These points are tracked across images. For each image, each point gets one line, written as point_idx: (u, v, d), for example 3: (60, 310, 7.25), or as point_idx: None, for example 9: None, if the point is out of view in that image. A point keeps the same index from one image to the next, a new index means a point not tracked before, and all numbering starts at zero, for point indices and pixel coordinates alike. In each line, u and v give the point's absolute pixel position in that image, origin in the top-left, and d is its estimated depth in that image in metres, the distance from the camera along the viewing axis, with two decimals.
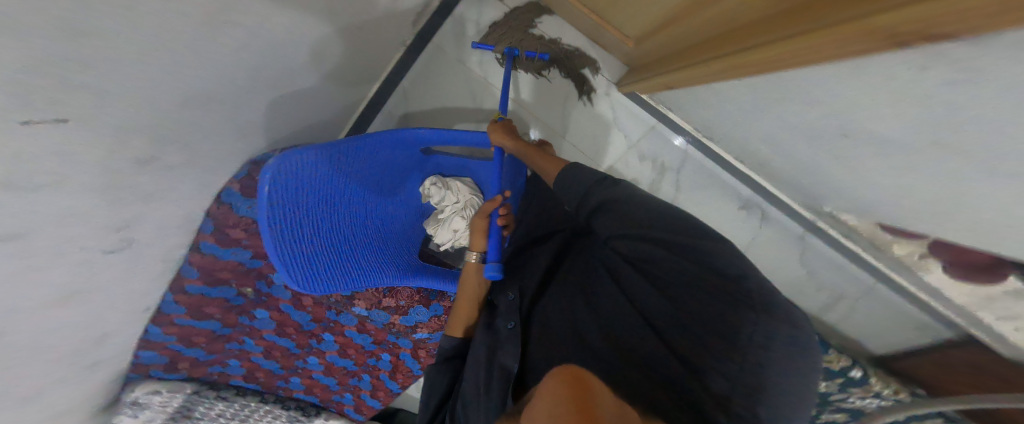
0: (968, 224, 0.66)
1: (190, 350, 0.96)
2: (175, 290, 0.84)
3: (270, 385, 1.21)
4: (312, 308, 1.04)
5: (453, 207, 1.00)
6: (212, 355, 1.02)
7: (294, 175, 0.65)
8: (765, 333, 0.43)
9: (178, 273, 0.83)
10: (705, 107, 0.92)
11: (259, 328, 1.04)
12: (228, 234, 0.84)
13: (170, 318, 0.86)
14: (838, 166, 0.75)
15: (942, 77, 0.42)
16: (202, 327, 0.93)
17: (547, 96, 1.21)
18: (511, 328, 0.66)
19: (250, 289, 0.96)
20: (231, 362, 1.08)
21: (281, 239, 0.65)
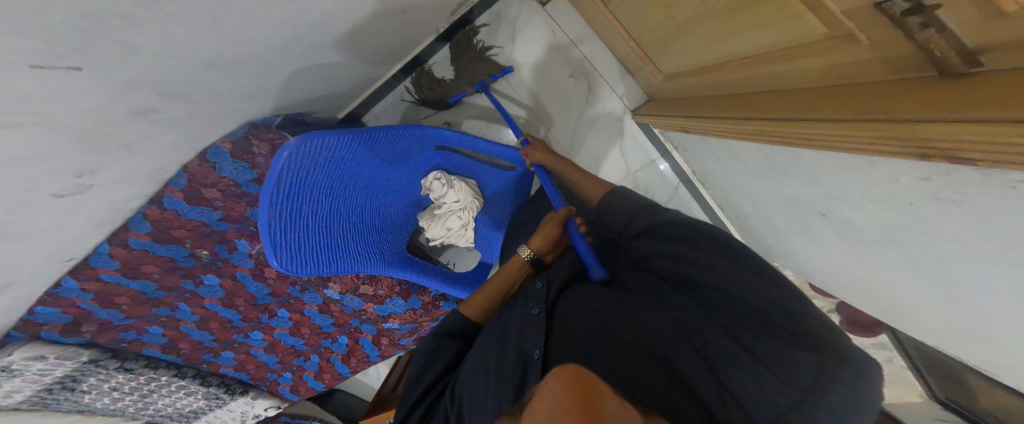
0: (879, 304, 0.83)
1: (107, 311, 0.77)
2: (115, 243, 0.69)
3: (194, 358, 1.03)
4: (274, 280, 0.97)
5: (452, 206, 0.95)
6: (130, 319, 0.83)
7: (310, 156, 0.63)
8: (821, 380, 0.39)
9: (125, 224, 0.70)
10: (713, 156, 1.00)
11: (202, 296, 0.89)
12: (200, 193, 0.76)
13: (95, 272, 0.69)
14: (804, 238, 0.88)
15: (935, 192, 0.52)
16: (130, 287, 0.76)
17: (563, 107, 1.22)
18: (535, 314, 0.56)
19: (206, 252, 0.83)
20: (151, 330, 0.89)
21: (278, 215, 0.64)
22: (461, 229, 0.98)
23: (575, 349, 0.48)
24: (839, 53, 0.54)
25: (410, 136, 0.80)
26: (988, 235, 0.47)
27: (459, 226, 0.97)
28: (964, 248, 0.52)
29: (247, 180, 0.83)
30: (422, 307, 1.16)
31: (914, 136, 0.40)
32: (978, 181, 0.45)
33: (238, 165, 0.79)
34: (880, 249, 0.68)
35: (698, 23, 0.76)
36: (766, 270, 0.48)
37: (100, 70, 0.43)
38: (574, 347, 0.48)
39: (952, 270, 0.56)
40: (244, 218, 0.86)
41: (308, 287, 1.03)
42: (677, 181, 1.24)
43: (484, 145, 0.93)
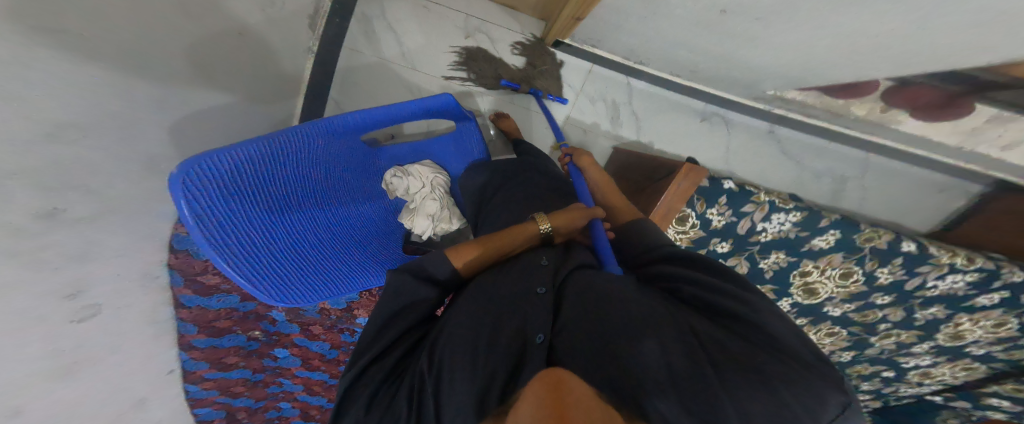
0: (894, 59, 0.64)
1: (239, 399, 1.09)
2: (186, 348, 0.89)
3: (329, 420, 1.33)
4: (325, 334, 1.14)
5: (420, 192, 1.03)
6: (262, 400, 1.15)
7: (225, 183, 0.56)
8: (783, 398, 0.40)
9: (177, 332, 0.85)
10: (616, 30, 0.91)
11: (287, 366, 1.13)
12: (202, 282, 0.82)
13: (198, 374, 0.95)
14: (750, 48, 0.74)
15: None
16: (233, 377, 1.03)
17: (479, 65, 1.19)
18: (541, 292, 0.61)
19: (259, 332, 1.00)
20: (282, 405, 1.21)
21: (239, 263, 0.59)
22: (440, 209, 1.04)
23: (580, 346, 0.51)
24: None
25: (320, 132, 0.75)
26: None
27: (437, 205, 1.03)
28: None
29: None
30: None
31: None
32: None
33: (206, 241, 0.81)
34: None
35: None
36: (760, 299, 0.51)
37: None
38: (581, 342, 0.51)
39: None
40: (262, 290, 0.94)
41: (354, 328, 1.16)
42: (625, 76, 1.18)
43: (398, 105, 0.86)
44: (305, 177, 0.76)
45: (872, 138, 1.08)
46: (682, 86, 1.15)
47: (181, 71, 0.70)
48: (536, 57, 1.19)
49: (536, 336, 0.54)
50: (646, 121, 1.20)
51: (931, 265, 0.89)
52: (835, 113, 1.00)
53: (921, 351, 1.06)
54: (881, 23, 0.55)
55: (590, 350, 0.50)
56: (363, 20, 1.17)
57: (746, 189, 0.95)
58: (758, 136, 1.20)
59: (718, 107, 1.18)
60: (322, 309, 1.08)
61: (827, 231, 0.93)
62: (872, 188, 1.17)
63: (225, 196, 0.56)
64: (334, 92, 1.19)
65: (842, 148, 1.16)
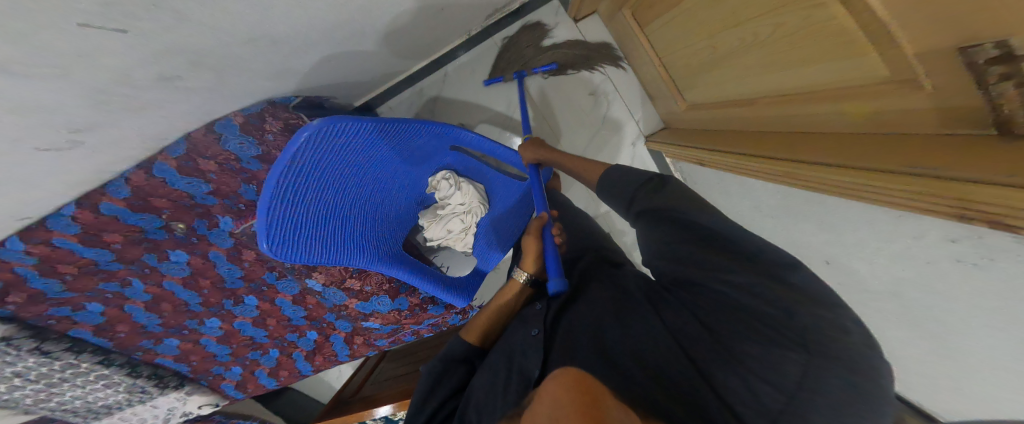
0: None
1: (45, 281, 0.70)
2: (83, 205, 0.67)
3: (128, 345, 0.90)
4: (250, 263, 0.91)
5: (456, 208, 0.93)
6: (69, 293, 0.74)
7: (327, 141, 0.63)
8: (802, 373, 0.35)
9: (101, 187, 0.68)
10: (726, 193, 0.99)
11: (163, 273, 0.82)
12: (196, 163, 0.74)
13: (49, 235, 0.66)
14: None
15: (955, 253, 0.51)
16: (83, 255, 0.71)
17: (572, 111, 1.19)
18: (533, 334, 0.56)
19: (181, 227, 0.79)
20: (89, 307, 0.79)
21: (282, 197, 0.61)
22: (463, 232, 0.97)
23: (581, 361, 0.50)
24: (889, 98, 0.48)
25: (427, 131, 0.80)
26: (994, 300, 0.48)
27: (464, 226, 0.95)
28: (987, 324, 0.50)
29: (250, 156, 0.80)
30: (410, 309, 1.08)
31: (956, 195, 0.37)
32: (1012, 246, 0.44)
33: (244, 139, 0.77)
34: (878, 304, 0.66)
35: (741, 54, 0.71)
36: (761, 247, 0.43)
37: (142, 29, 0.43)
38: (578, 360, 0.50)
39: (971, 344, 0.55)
40: (235, 195, 0.83)
41: (287, 274, 0.96)
42: None
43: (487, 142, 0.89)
44: (379, 168, 0.80)
45: None
46: None
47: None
48: (514, 47, 1.11)
49: (534, 373, 0.51)
50: None
51: None
52: None
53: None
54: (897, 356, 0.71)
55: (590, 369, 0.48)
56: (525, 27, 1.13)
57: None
58: None
59: None
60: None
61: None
62: None
63: (308, 168, 0.63)
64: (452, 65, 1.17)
65: None
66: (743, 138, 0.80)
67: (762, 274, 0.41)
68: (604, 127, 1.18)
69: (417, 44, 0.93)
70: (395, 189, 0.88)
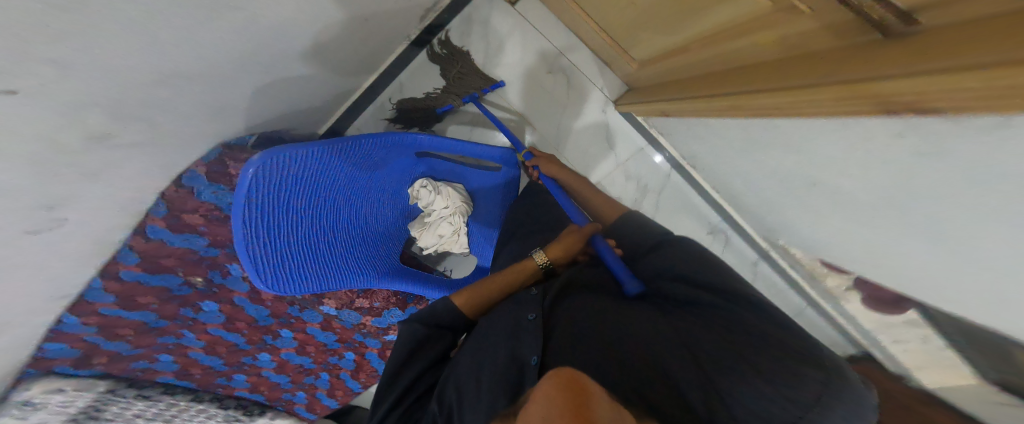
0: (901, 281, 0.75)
1: (114, 343, 0.82)
2: (105, 276, 0.72)
3: (207, 383, 1.07)
4: (272, 302, 1.02)
5: (440, 212, 0.98)
6: (140, 349, 0.88)
7: (279, 171, 0.67)
8: (793, 381, 0.44)
9: (113, 257, 0.72)
10: (696, 137, 0.95)
11: (204, 322, 0.94)
12: (182, 219, 0.79)
13: (94, 306, 0.73)
14: (801, 210, 0.82)
15: (913, 149, 0.47)
16: (130, 318, 0.81)
17: (544, 103, 1.21)
18: (532, 319, 0.60)
19: (200, 279, 0.88)
20: (161, 357, 0.94)
21: (254, 237, 0.67)
22: (455, 233, 1.01)
23: (576, 350, 0.53)
24: (779, 22, 0.50)
25: (379, 144, 0.83)
26: (966, 183, 0.43)
27: (453, 228, 1.00)
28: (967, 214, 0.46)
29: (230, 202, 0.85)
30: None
31: (868, 93, 0.38)
32: (952, 130, 0.40)
33: (217, 188, 0.81)
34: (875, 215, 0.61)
35: (654, 7, 0.72)
36: (756, 294, 0.56)
37: (72, 125, 0.48)
38: (573, 347, 0.54)
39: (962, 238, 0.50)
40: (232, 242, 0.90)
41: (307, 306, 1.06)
42: (670, 169, 1.24)
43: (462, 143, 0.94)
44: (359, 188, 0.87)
45: (819, 303, 1.29)
46: (707, 199, 1.24)
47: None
48: (447, 61, 1.12)
49: (529, 359, 0.55)
50: (663, 215, 1.27)
51: None
52: (813, 274, 1.17)
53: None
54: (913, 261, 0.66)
55: (589, 360, 0.51)
56: (466, 21, 1.16)
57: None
58: (742, 263, 1.33)
59: (727, 226, 1.27)
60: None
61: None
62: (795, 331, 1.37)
63: (271, 206, 0.69)
64: (404, 74, 1.19)
65: (793, 297, 1.34)
66: (688, 85, 0.82)
67: (745, 302, 0.55)
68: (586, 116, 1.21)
69: (348, 58, 0.96)
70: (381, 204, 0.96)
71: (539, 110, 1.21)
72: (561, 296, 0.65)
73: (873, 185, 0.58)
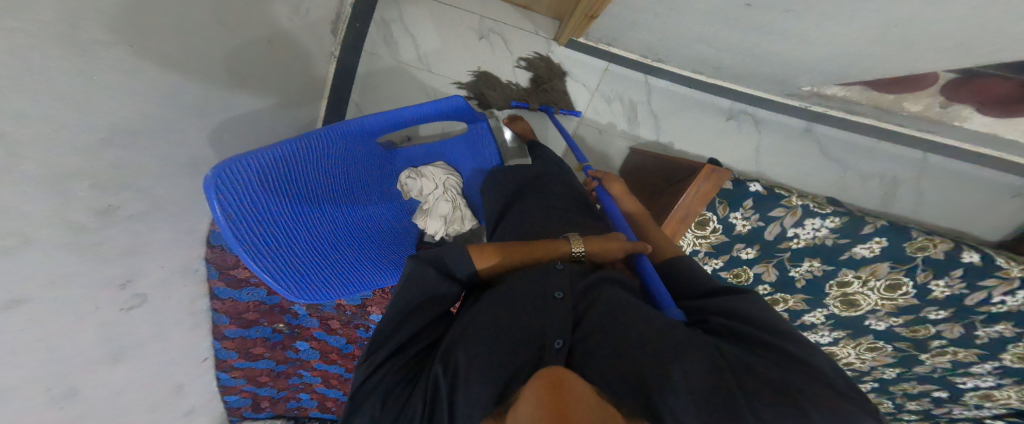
0: (954, 45, 0.55)
1: (264, 388, 1.21)
2: (219, 337, 0.99)
3: (344, 411, 1.40)
4: (341, 329, 1.16)
5: (433, 193, 1.08)
6: (285, 390, 1.25)
7: (243, 183, 0.61)
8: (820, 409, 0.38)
9: (212, 322, 0.96)
10: (632, 26, 0.85)
11: (307, 359, 1.19)
12: (233, 275, 0.91)
13: (230, 363, 1.07)
14: (778, 39, 0.67)
15: None
16: (258, 367, 1.12)
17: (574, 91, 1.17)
18: (558, 297, 0.59)
19: (283, 325, 1.08)
20: (302, 396, 1.31)
21: (259, 254, 0.65)
22: (454, 208, 1.09)
23: (599, 354, 0.51)
24: None
25: (347, 133, 0.83)
26: None
27: (450, 204, 1.07)
28: None
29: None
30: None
31: None
32: None
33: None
34: None
35: None
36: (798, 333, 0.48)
37: (135, 246, 0.69)
38: (598, 352, 0.51)
39: None
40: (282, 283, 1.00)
41: (370, 325, 1.15)
42: (644, 75, 1.14)
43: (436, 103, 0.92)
44: (342, 190, 0.91)
45: (929, 137, 1.00)
46: (705, 85, 1.09)
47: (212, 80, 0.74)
48: (544, 72, 1.16)
49: (553, 341, 0.53)
50: (666, 121, 1.16)
51: (997, 279, 0.77)
52: (883, 108, 0.90)
53: (982, 372, 0.92)
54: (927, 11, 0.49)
55: (612, 367, 0.49)
56: (383, 25, 1.20)
57: (776, 191, 0.92)
58: (793, 135, 1.13)
59: (747, 104, 1.11)
60: (339, 304, 1.07)
61: (870, 239, 0.86)
62: (928, 192, 1.03)
63: (260, 214, 0.65)
64: (355, 95, 1.22)
65: (889, 148, 1.07)
66: None
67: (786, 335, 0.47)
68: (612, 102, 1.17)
69: (301, 108, 1.08)
70: (367, 199, 1.00)
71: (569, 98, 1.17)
72: (583, 291, 0.62)
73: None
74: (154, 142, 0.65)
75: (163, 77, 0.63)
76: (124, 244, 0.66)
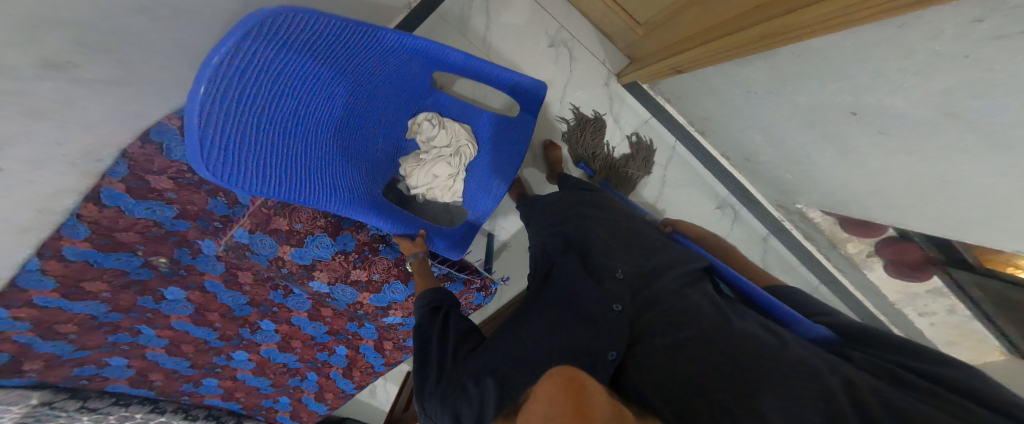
0: (955, 218, 0.71)
1: (51, 345, 0.60)
2: (46, 255, 0.52)
3: (171, 391, 0.89)
4: (251, 286, 0.84)
5: (440, 150, 0.88)
6: (86, 351, 0.67)
7: (282, 33, 0.46)
8: None
9: (56, 231, 0.53)
10: (712, 93, 0.92)
11: (167, 314, 0.76)
12: (149, 183, 0.61)
13: (28, 295, 0.53)
14: (829, 157, 0.79)
15: (991, 31, 0.40)
16: (76, 311, 0.60)
17: (633, 152, 1.21)
18: (618, 310, 0.61)
19: (164, 261, 0.68)
20: (113, 361, 0.74)
21: (220, 115, 0.43)
22: (450, 177, 0.90)
23: (664, 369, 0.51)
24: None
25: (407, 51, 0.67)
26: None
27: (450, 172, 0.88)
28: None
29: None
30: None
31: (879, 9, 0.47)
32: None
33: (190, 145, 0.65)
34: (928, 131, 0.58)
35: None
36: (946, 366, 0.41)
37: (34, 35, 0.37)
38: (659, 363, 0.52)
39: None
40: (206, 214, 0.71)
41: (293, 291, 0.90)
42: (675, 140, 1.23)
43: (482, 62, 0.77)
44: (363, 103, 0.72)
45: (835, 278, 1.29)
46: (714, 170, 1.24)
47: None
48: (633, 156, 1.21)
49: (607, 353, 0.55)
50: (671, 188, 1.27)
51: None
52: (833, 242, 1.14)
53: None
54: (963, 189, 0.64)
55: (670, 385, 0.48)
56: None
57: None
58: (752, 238, 1.32)
59: (736, 200, 1.28)
60: (275, 257, 0.79)
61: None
62: None
63: (262, 69, 0.46)
64: None
65: (806, 273, 1.34)
66: (700, 37, 0.81)
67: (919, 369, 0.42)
68: (655, 175, 1.26)
69: None
70: (377, 131, 0.81)
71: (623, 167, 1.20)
72: (641, 312, 0.62)
73: (931, 102, 0.53)
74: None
75: None
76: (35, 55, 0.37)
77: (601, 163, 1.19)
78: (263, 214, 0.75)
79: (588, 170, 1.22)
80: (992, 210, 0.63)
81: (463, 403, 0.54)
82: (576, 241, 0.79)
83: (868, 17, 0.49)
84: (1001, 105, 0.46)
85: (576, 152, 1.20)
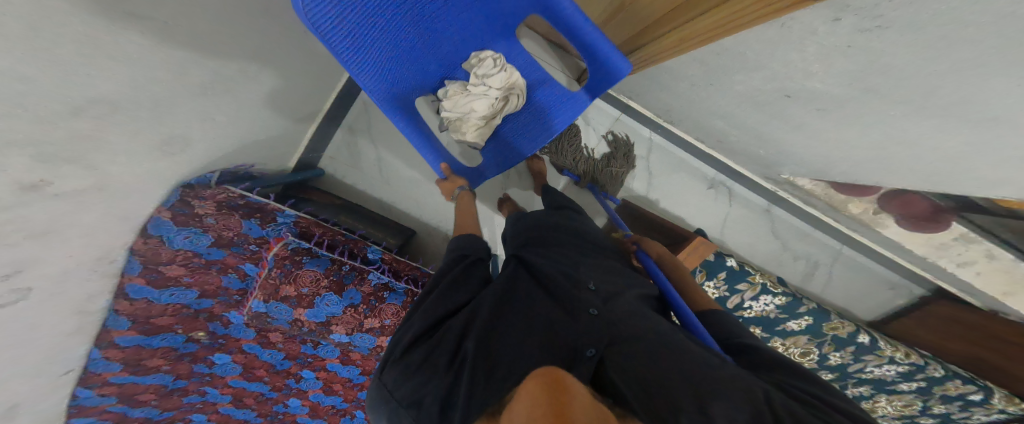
0: (929, 182, 0.67)
1: (140, 410, 0.79)
2: (103, 345, 0.68)
3: None
4: (283, 343, 0.94)
5: (488, 89, 0.81)
6: (170, 412, 0.86)
7: None
8: None
9: (103, 326, 0.66)
10: (662, 87, 0.92)
11: (221, 375, 0.90)
12: (163, 273, 0.68)
13: (102, 377, 0.70)
14: (789, 134, 0.77)
15: (854, 24, 0.43)
16: (147, 383, 0.77)
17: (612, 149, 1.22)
18: (594, 314, 0.58)
19: (203, 333, 0.81)
20: (194, 418, 0.92)
21: None
22: (484, 118, 0.85)
23: (632, 372, 0.48)
24: None
25: None
26: (930, 55, 0.40)
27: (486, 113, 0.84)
28: (938, 85, 0.43)
29: (207, 246, 0.73)
30: None
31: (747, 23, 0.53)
32: None
33: (190, 232, 0.70)
34: (851, 108, 0.57)
35: None
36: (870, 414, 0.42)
37: (64, 200, 0.50)
38: (630, 366, 0.49)
39: (962, 109, 0.44)
40: (223, 289, 0.79)
41: (320, 342, 0.99)
42: (649, 131, 1.25)
43: (601, 38, 0.70)
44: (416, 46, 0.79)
45: (855, 239, 1.21)
46: (698, 152, 1.22)
47: (193, 26, 0.59)
48: (614, 153, 1.21)
49: (586, 350, 0.52)
50: (658, 179, 1.27)
51: (874, 355, 1.06)
52: (833, 205, 1.11)
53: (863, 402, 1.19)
54: (919, 158, 0.60)
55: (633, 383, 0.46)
56: None
57: (745, 268, 1.12)
58: (754, 211, 1.29)
59: (726, 178, 1.26)
60: (294, 319, 0.89)
61: (802, 316, 1.10)
62: (835, 277, 1.28)
63: None
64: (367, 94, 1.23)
65: (822, 238, 1.27)
66: (632, 41, 0.83)
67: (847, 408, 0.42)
68: (640, 167, 1.27)
69: (290, 75, 0.93)
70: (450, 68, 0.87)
71: (607, 166, 1.20)
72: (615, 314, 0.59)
73: (843, 82, 0.53)
74: (100, 108, 0.48)
75: (143, 9, 0.48)
76: (51, 215, 0.48)
77: (583, 167, 1.21)
78: (271, 285, 0.83)
79: (575, 174, 1.22)
80: (955, 173, 0.59)
81: (429, 380, 0.49)
82: (555, 250, 0.77)
83: (743, 25, 0.54)
84: (892, 80, 0.47)
85: (556, 161, 1.22)
